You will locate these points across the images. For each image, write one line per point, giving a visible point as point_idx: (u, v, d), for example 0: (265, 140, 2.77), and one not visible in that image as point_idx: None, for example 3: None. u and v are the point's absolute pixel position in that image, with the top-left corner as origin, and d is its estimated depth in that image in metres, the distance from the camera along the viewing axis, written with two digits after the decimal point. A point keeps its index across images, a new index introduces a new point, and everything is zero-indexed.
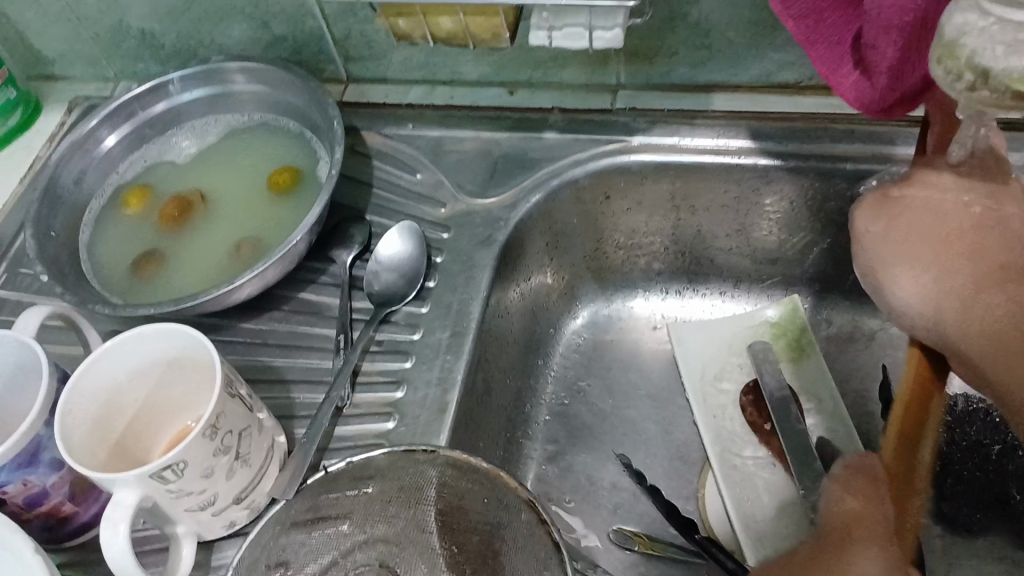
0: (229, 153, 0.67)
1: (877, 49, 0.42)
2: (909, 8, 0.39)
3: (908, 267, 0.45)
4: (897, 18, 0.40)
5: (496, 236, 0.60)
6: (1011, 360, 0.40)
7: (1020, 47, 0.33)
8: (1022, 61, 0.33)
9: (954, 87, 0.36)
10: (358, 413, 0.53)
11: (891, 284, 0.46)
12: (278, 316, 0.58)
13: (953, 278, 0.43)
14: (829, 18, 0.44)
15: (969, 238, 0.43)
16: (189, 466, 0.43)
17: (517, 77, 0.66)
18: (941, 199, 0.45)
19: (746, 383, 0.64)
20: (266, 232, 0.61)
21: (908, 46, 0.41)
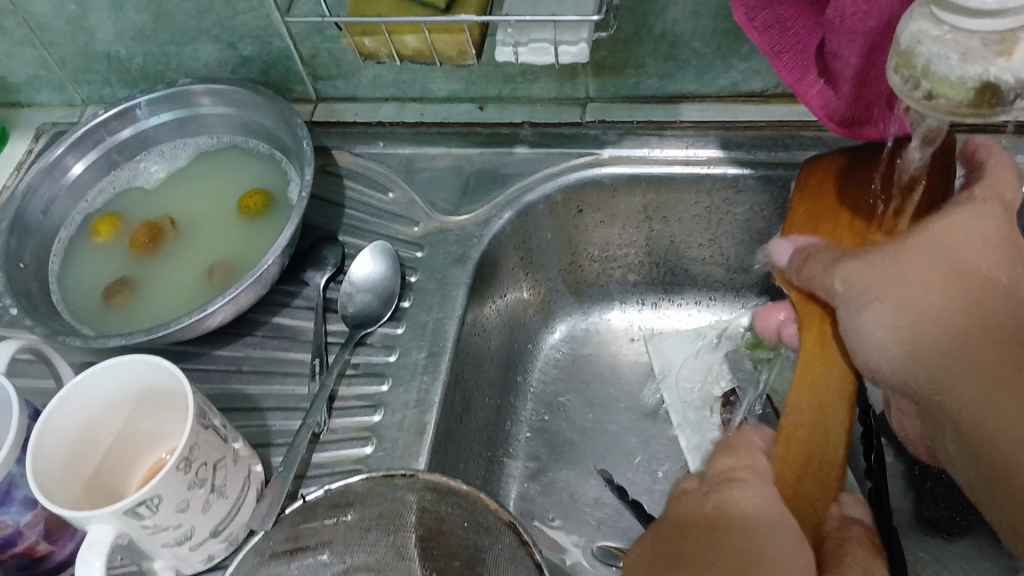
0: (199, 177, 0.66)
1: (840, 59, 0.42)
2: (875, 15, 0.39)
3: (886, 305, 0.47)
4: (860, 26, 0.40)
5: (470, 253, 0.60)
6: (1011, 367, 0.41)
7: (973, 55, 0.34)
8: (975, 67, 0.34)
9: (913, 96, 0.37)
10: (336, 439, 0.53)
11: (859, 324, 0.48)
12: (253, 341, 0.58)
13: (937, 307, 0.43)
14: (793, 28, 0.44)
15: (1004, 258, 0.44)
16: (164, 500, 0.43)
17: (487, 92, 0.65)
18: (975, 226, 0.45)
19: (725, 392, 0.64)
20: (240, 256, 0.61)
21: (871, 53, 0.41)
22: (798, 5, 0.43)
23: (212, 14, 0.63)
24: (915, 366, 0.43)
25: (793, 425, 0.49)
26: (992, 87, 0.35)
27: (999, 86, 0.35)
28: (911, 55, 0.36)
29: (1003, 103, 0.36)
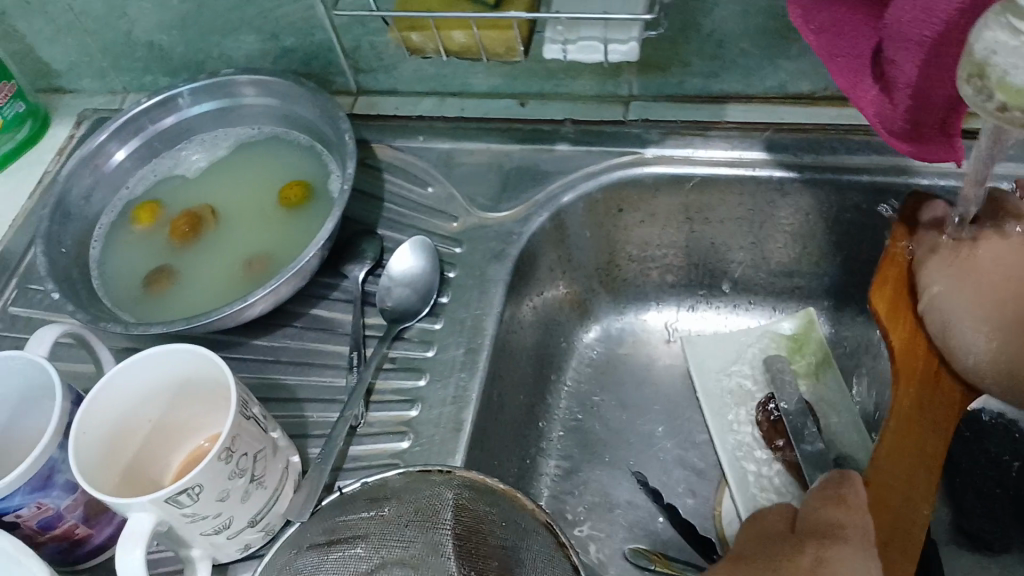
0: (239, 166, 0.66)
1: (898, 66, 0.41)
2: (934, 24, 0.38)
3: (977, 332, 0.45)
4: (919, 32, 0.38)
5: (508, 250, 0.59)
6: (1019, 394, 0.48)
7: None
8: None
9: (986, 107, 0.37)
10: (372, 432, 0.53)
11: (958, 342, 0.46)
12: (290, 333, 0.58)
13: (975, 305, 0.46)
14: (847, 31, 0.44)
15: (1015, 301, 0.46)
16: (205, 489, 0.43)
17: (528, 88, 0.65)
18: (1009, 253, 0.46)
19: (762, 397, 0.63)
20: (277, 247, 0.61)
21: (930, 63, 0.40)
22: (855, 7, 0.43)
23: (257, 4, 0.63)
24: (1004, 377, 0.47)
25: (882, 482, 0.46)
26: None
27: None
28: (985, 66, 0.35)
29: None
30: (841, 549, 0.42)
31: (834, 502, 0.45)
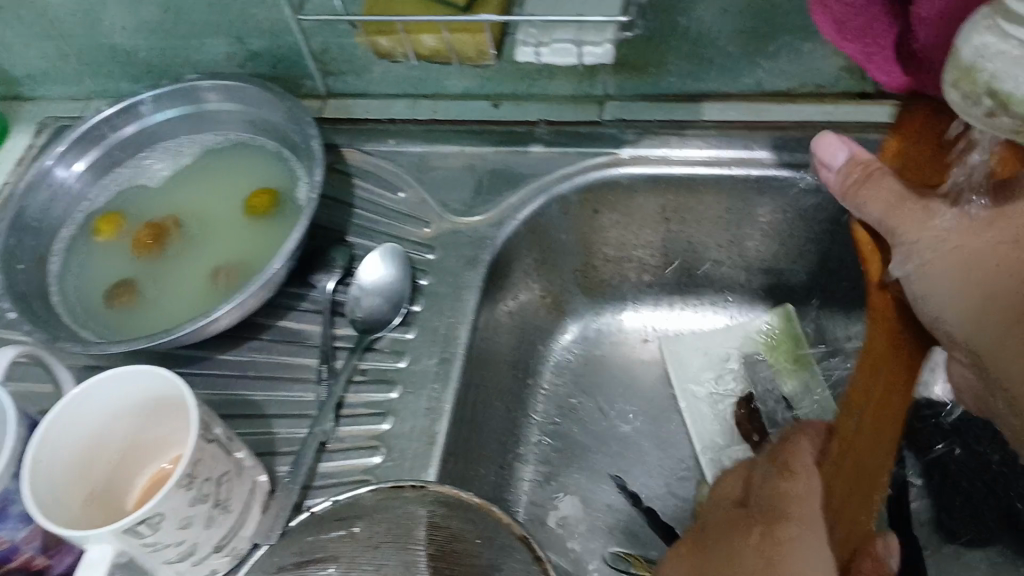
0: (205, 175, 0.64)
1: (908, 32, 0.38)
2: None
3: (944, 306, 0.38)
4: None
5: (482, 256, 0.58)
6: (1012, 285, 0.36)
7: None
8: None
9: (975, 113, 0.35)
10: (344, 447, 0.51)
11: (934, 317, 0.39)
12: (258, 345, 0.56)
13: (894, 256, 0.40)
14: None
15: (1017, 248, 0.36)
16: (166, 518, 0.41)
17: (502, 89, 0.63)
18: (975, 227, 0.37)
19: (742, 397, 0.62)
20: (245, 258, 0.59)
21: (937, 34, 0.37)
22: None
23: (220, 8, 0.61)
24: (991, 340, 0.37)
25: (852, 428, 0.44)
26: None
27: None
28: (973, 71, 0.34)
29: None
30: (791, 535, 0.42)
31: (779, 469, 0.46)
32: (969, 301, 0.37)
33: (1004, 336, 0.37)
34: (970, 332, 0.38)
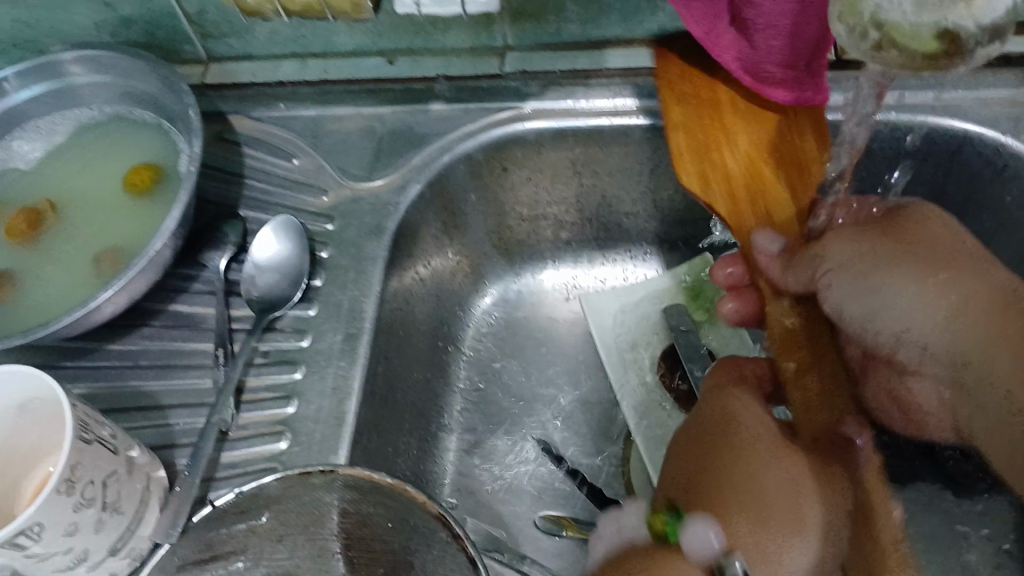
0: (82, 153, 0.59)
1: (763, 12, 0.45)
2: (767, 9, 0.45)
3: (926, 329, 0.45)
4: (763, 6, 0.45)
5: (386, 223, 0.55)
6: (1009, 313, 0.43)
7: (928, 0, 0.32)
8: (932, 14, 0.33)
9: (862, 46, 0.36)
10: (247, 435, 0.48)
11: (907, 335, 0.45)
12: (149, 332, 0.53)
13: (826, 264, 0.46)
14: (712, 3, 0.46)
15: (956, 259, 0.45)
16: (47, 527, 0.38)
17: (396, 44, 0.59)
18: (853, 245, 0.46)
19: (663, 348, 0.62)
20: (131, 240, 0.55)
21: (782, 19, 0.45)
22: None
23: None
24: (984, 357, 0.43)
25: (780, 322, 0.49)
26: (950, 34, 0.33)
27: (958, 34, 0.33)
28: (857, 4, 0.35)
29: (957, 53, 0.34)
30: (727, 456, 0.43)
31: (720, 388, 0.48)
32: (949, 318, 0.44)
33: (991, 344, 0.43)
34: (953, 346, 0.44)
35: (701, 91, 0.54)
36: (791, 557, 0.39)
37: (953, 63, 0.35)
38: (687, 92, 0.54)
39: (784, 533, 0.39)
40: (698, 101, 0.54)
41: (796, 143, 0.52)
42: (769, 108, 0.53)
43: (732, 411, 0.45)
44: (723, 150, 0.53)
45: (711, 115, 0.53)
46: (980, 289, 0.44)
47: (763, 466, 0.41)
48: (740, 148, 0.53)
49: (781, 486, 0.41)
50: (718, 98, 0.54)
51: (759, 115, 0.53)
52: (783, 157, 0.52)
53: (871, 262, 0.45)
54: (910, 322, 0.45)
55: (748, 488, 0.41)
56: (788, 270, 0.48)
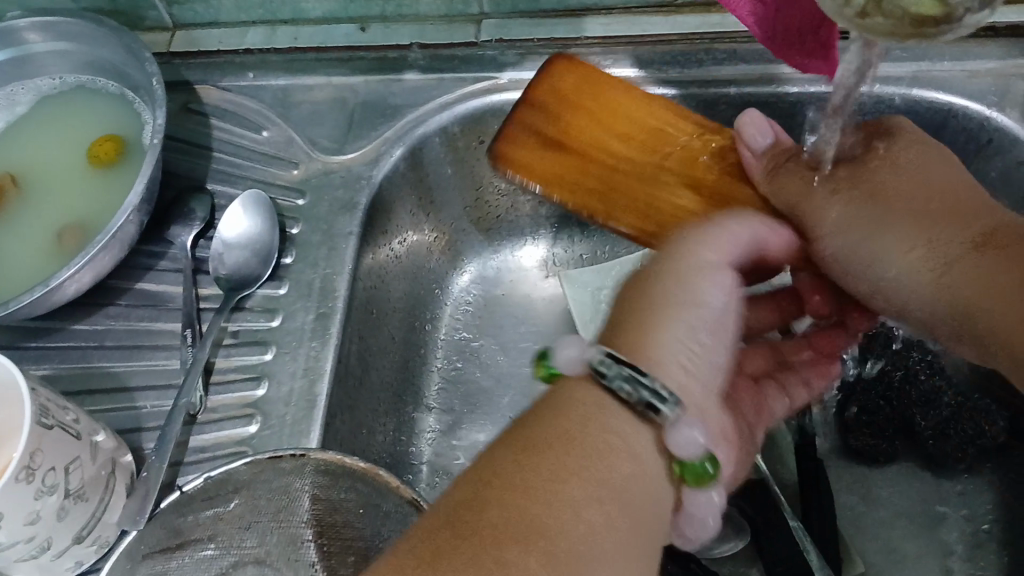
0: (41, 124, 0.56)
1: None
2: None
3: (890, 269, 0.43)
4: None
5: (358, 199, 0.53)
6: (991, 255, 0.40)
7: None
8: None
9: (845, 13, 0.34)
10: (216, 418, 0.47)
11: (879, 277, 0.44)
12: (115, 311, 0.51)
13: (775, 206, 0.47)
14: None
15: (937, 199, 0.43)
16: (8, 516, 0.37)
17: (369, 11, 0.57)
18: (847, 212, 0.44)
19: None
20: (95, 215, 0.53)
21: None
22: None
23: None
24: (959, 300, 0.41)
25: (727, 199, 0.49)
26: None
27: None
28: None
29: (945, 20, 0.32)
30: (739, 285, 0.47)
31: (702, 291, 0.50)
32: (921, 257, 0.42)
33: (980, 276, 0.40)
34: (940, 297, 0.42)
35: (545, 125, 0.52)
36: (700, 376, 0.39)
37: (940, 31, 0.33)
38: (569, 190, 0.50)
39: (704, 317, 0.40)
40: (548, 123, 0.52)
41: (641, 102, 0.52)
42: (602, 79, 0.52)
43: (677, 238, 0.44)
44: (642, 184, 0.50)
45: (599, 173, 0.51)
46: (961, 226, 0.42)
47: (685, 242, 0.43)
48: (661, 161, 0.50)
49: (692, 263, 0.42)
50: (566, 124, 0.52)
51: (582, 108, 0.52)
52: (642, 129, 0.51)
53: (866, 219, 0.43)
54: (874, 262, 0.43)
55: (684, 261, 0.42)
56: (772, 174, 0.47)
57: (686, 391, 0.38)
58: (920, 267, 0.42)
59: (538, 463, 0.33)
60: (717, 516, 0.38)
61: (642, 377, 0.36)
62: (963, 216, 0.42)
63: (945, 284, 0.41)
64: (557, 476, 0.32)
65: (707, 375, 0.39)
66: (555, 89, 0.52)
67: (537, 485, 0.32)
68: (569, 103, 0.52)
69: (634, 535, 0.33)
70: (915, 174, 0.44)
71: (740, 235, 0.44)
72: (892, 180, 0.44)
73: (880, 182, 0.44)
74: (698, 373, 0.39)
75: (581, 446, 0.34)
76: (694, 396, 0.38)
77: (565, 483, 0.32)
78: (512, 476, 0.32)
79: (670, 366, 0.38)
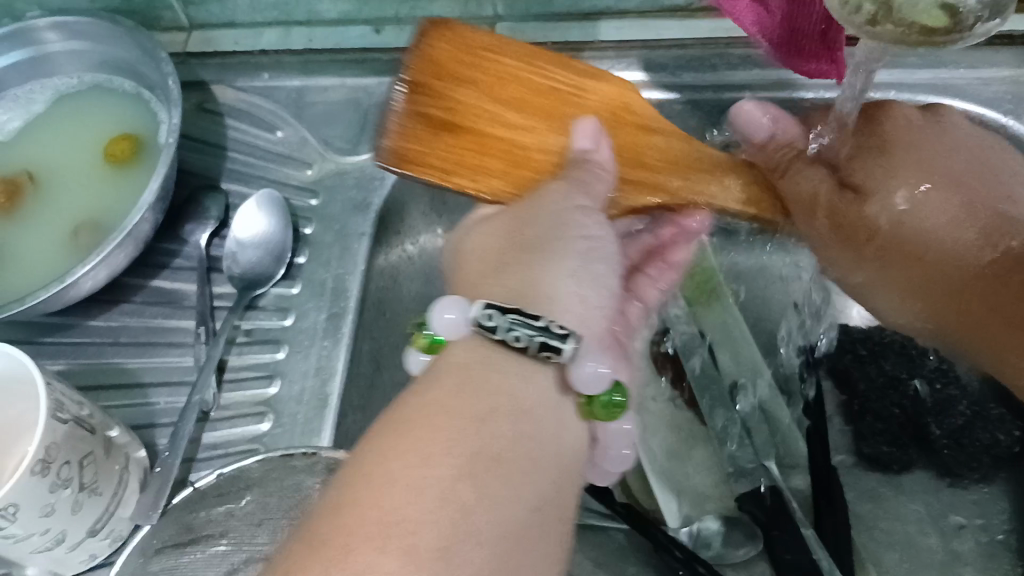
0: (58, 122, 0.57)
1: None
2: None
3: (881, 299, 0.52)
4: None
5: (370, 200, 0.54)
6: (991, 298, 0.46)
7: None
8: None
9: (856, 20, 0.34)
10: (230, 415, 0.48)
11: (874, 302, 0.52)
12: (130, 309, 0.51)
13: (697, 162, 0.48)
14: None
15: (986, 281, 0.46)
16: (22, 508, 0.37)
17: (382, 13, 0.56)
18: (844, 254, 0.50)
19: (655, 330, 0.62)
20: (109, 214, 0.53)
21: None
22: None
23: None
24: (945, 319, 0.49)
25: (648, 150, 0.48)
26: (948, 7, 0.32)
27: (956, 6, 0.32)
28: None
29: (957, 28, 0.33)
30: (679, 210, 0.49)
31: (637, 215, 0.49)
32: (920, 308, 0.50)
33: (961, 320, 0.48)
34: (905, 318, 0.52)
35: (433, 109, 0.46)
36: (594, 314, 0.43)
37: (951, 39, 0.33)
38: (498, 171, 0.46)
39: (578, 248, 0.44)
40: (474, 106, 0.46)
41: (510, 62, 0.47)
42: (480, 42, 0.47)
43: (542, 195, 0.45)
44: (542, 153, 0.46)
45: (502, 151, 0.46)
46: (979, 287, 0.46)
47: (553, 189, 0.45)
48: (558, 133, 0.47)
49: (564, 214, 0.44)
50: (455, 104, 0.46)
51: (467, 81, 0.46)
52: (532, 93, 0.47)
53: (888, 269, 0.49)
54: (871, 291, 0.51)
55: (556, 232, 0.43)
56: (778, 158, 0.48)
57: (581, 323, 0.42)
58: (913, 307, 0.50)
59: (395, 434, 0.33)
60: (632, 446, 0.43)
61: (527, 321, 0.38)
62: (956, 266, 0.47)
63: (937, 319, 0.50)
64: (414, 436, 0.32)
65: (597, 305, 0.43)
66: (427, 58, 0.46)
67: (387, 455, 0.32)
68: (472, 74, 0.46)
69: (497, 466, 0.33)
70: (941, 226, 0.46)
71: (599, 177, 0.45)
72: (922, 225, 0.47)
73: (919, 242, 0.47)
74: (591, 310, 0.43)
75: (472, 400, 0.35)
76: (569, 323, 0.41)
77: (436, 438, 0.33)
78: (378, 455, 0.32)
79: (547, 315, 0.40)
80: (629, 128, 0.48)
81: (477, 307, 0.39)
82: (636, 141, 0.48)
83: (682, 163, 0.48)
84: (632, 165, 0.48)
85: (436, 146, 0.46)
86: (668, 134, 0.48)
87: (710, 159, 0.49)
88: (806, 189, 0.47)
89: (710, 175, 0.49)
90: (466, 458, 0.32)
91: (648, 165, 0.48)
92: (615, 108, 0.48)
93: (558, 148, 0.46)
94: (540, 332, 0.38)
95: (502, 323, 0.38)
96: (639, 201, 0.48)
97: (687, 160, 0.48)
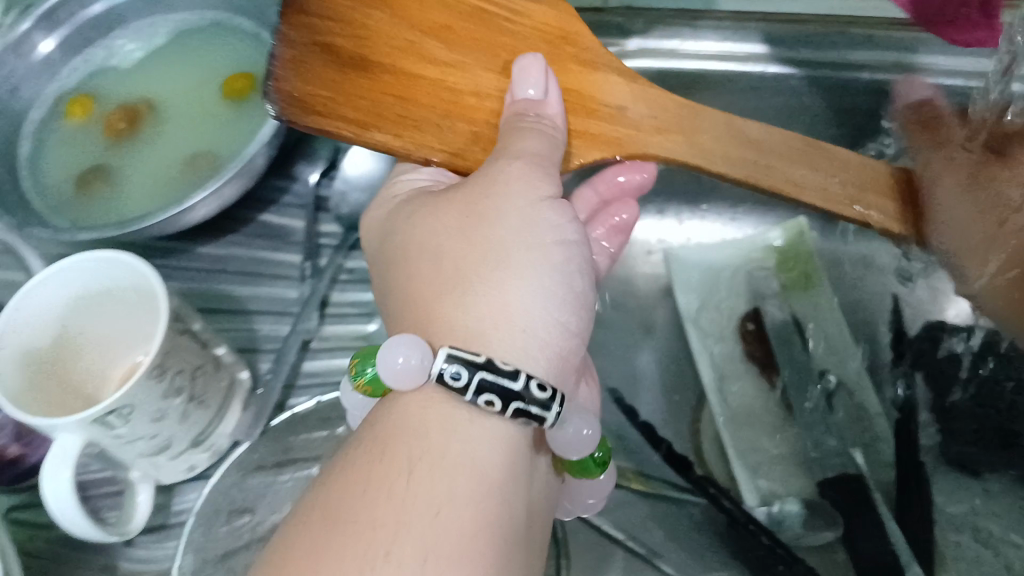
0: (179, 56, 0.59)
1: None
2: None
3: None
4: None
5: None
6: None
7: None
8: None
9: None
10: (330, 346, 0.50)
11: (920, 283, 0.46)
12: (238, 240, 0.52)
13: (632, 116, 0.44)
14: None
15: None
16: (137, 410, 0.38)
17: None
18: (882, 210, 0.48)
19: (746, 310, 0.62)
20: (223, 146, 0.55)
21: None
22: None
23: None
24: None
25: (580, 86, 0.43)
26: None
27: None
28: None
29: None
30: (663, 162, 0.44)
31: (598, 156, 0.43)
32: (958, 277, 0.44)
33: None
34: None
35: (339, 40, 0.40)
36: (535, 315, 0.37)
37: None
38: (351, 121, 0.39)
39: (553, 259, 0.39)
40: (388, 35, 0.40)
41: None
42: None
43: (489, 171, 0.39)
44: (476, 95, 0.41)
45: (430, 95, 0.40)
46: None
47: (507, 177, 0.38)
48: (495, 72, 0.41)
49: (524, 206, 0.38)
50: (364, 30, 0.40)
51: (379, 4, 0.41)
52: (461, 19, 0.41)
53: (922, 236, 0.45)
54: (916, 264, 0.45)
55: (517, 234, 0.38)
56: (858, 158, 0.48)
57: (544, 348, 0.37)
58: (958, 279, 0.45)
59: (363, 482, 0.30)
60: (596, 496, 0.45)
61: (502, 381, 0.33)
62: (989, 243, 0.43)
63: None
64: (397, 499, 0.29)
65: (543, 316, 0.37)
66: None
67: (356, 513, 0.29)
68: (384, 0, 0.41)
69: (478, 535, 0.30)
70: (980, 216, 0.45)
71: (548, 136, 0.40)
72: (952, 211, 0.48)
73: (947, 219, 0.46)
74: (534, 313, 0.37)
75: (438, 454, 0.31)
76: (518, 340, 0.36)
77: (406, 499, 0.29)
78: (350, 509, 0.29)
79: (501, 351, 0.35)
80: (581, 73, 0.43)
81: (443, 356, 0.33)
82: (575, 79, 0.43)
83: (622, 111, 0.43)
84: (579, 112, 0.43)
85: (314, 86, 0.39)
86: (615, 71, 0.43)
87: (672, 112, 0.44)
88: (868, 171, 0.48)
89: (657, 132, 0.44)
90: (438, 526, 0.29)
91: (602, 117, 0.43)
92: (565, 77, 0.43)
93: (496, 87, 0.41)
94: (511, 393, 0.33)
95: (469, 377, 0.33)
96: (590, 156, 0.43)
97: (631, 117, 0.44)
